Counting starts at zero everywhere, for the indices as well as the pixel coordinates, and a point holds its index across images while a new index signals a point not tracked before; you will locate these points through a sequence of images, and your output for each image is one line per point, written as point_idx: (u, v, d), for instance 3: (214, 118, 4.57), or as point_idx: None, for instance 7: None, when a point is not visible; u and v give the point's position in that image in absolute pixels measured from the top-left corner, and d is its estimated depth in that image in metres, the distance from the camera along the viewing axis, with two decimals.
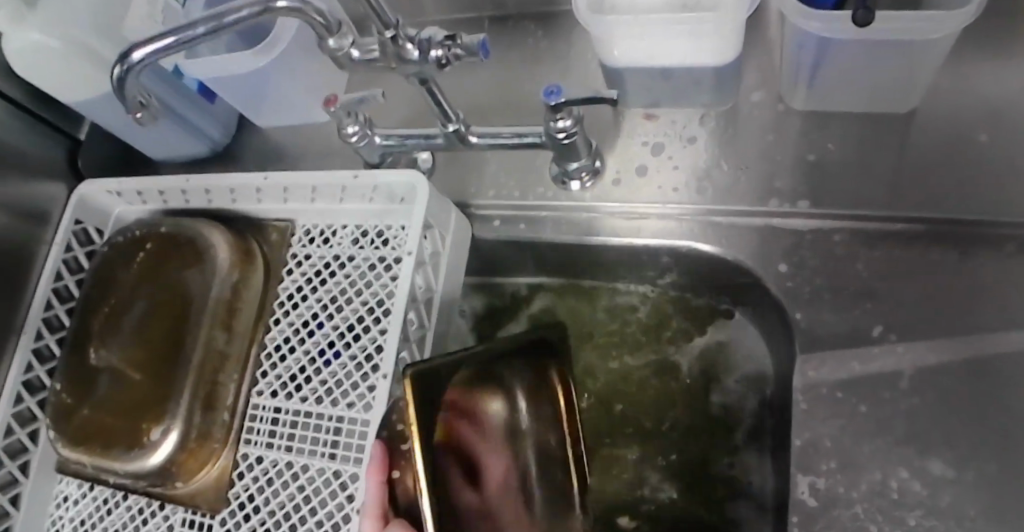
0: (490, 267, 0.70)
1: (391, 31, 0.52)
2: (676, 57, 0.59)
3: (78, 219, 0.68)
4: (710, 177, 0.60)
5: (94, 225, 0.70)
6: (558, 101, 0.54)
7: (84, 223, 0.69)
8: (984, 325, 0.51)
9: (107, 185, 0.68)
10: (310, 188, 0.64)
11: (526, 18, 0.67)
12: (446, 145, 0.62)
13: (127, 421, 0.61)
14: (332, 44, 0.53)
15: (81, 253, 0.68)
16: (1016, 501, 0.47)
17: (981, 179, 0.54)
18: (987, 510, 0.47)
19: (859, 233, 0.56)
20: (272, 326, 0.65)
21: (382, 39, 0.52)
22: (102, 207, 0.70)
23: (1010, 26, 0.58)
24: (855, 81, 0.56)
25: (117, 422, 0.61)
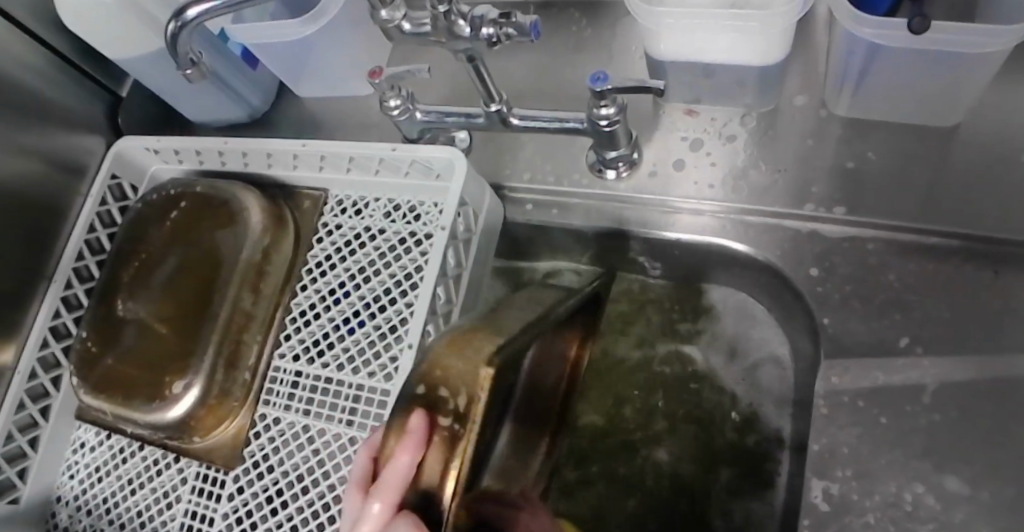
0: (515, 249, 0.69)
1: (445, 6, 0.53)
2: (724, 56, 0.57)
3: (114, 175, 0.70)
4: (746, 177, 0.59)
5: (129, 182, 0.72)
6: (604, 88, 0.53)
7: (120, 179, 0.71)
8: (1012, 346, 0.50)
9: (146, 142, 0.70)
10: (347, 157, 0.63)
11: (572, 7, 0.66)
12: (486, 125, 0.60)
13: (150, 374, 0.62)
14: (385, 14, 0.54)
15: (115, 207, 0.70)
16: None
17: (1021, 201, 0.53)
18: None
19: (894, 243, 0.55)
20: (299, 292, 0.65)
21: (435, 13, 0.53)
22: (138, 165, 0.71)
23: None
24: (904, 91, 0.55)
25: (140, 374, 0.63)
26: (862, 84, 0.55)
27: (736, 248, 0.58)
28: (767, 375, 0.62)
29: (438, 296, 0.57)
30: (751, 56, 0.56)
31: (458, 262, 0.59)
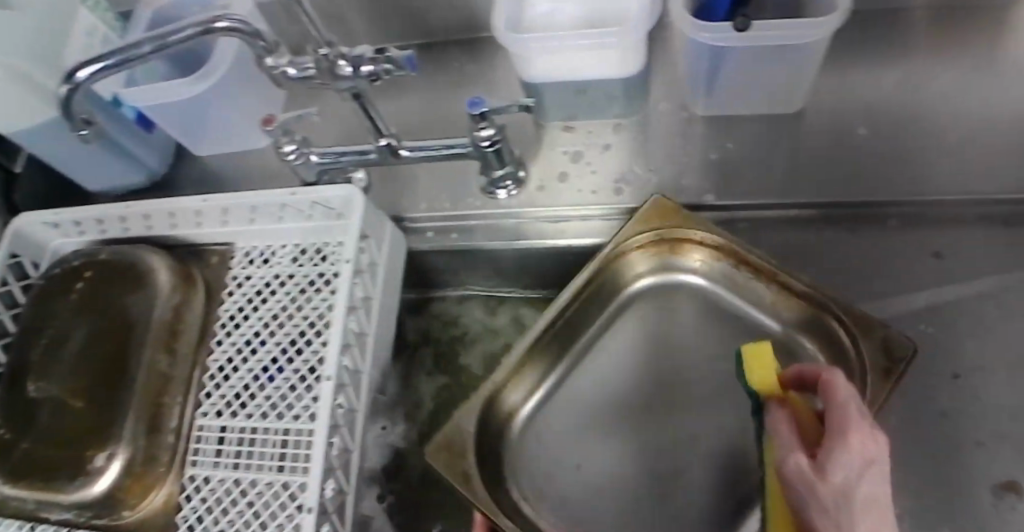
0: (425, 280, 0.71)
1: (325, 49, 0.55)
2: (591, 71, 0.62)
3: (14, 253, 0.69)
4: (625, 179, 0.64)
5: (30, 259, 0.71)
6: (481, 111, 0.58)
7: (21, 256, 0.70)
8: (868, 296, 0.57)
9: (45, 217, 0.69)
10: (249, 208, 0.65)
11: (451, 44, 0.71)
12: (379, 160, 0.63)
13: (70, 450, 0.60)
14: (269, 61, 0.56)
15: (16, 287, 0.68)
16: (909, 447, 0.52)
17: (863, 167, 0.60)
18: None
19: (761, 220, 0.61)
20: (215, 347, 0.65)
21: (317, 56, 0.55)
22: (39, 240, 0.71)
23: (878, 33, 0.64)
24: (748, 86, 0.61)
25: (60, 452, 0.61)
26: (713, 83, 0.62)
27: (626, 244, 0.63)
28: None
29: (351, 328, 0.59)
30: (614, 68, 0.62)
31: (367, 293, 0.61)
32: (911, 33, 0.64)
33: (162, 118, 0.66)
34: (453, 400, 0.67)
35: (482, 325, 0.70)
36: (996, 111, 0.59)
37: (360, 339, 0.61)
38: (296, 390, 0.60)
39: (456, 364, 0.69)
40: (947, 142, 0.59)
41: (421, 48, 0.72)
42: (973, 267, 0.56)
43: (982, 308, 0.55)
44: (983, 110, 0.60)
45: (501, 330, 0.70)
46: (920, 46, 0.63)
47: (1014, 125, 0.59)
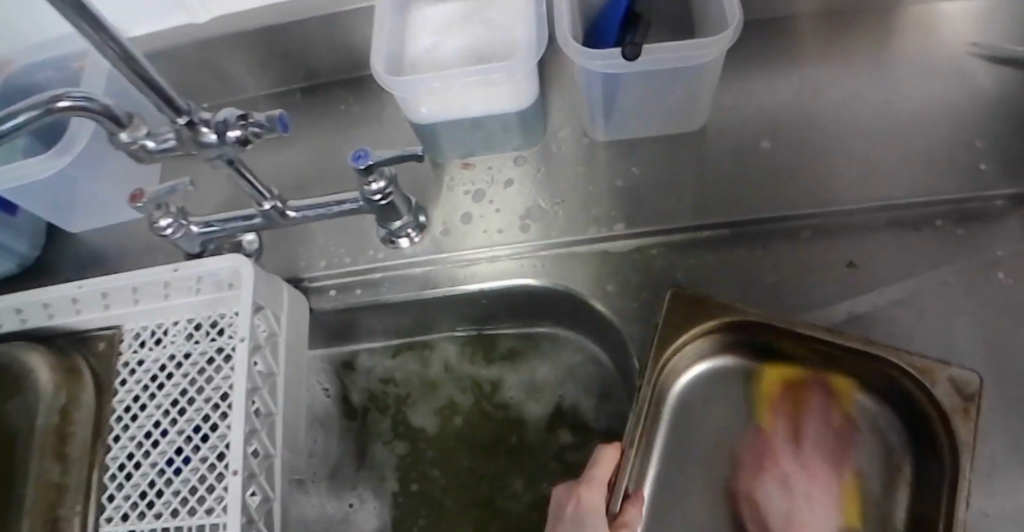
0: (335, 338, 0.67)
1: (183, 117, 0.51)
2: (484, 108, 0.59)
3: None
4: (531, 215, 0.62)
5: None
6: (367, 165, 0.54)
7: None
8: (791, 311, 0.55)
9: None
10: (131, 288, 0.60)
11: (338, 86, 0.67)
12: (267, 224, 0.59)
13: None
14: (124, 137, 0.50)
15: None
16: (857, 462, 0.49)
17: (769, 179, 0.58)
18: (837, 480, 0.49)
19: (674, 243, 0.59)
20: (112, 444, 0.57)
21: (175, 126, 0.50)
22: None
23: (767, 42, 0.64)
24: (646, 107, 0.59)
25: None
26: (609, 108, 0.59)
27: (538, 284, 0.60)
28: (607, 395, 0.62)
29: (255, 409, 0.54)
30: (507, 102, 0.59)
31: (268, 369, 0.57)
32: (799, 40, 0.63)
33: (27, 201, 0.60)
34: (380, 464, 0.63)
35: (402, 379, 0.66)
36: (894, 110, 0.58)
37: (268, 419, 0.56)
38: (208, 483, 0.54)
39: (378, 425, 0.65)
40: (850, 145, 0.58)
41: (305, 92, 0.67)
42: (889, 271, 0.55)
43: (904, 313, 0.54)
44: (881, 110, 0.59)
45: (421, 382, 0.66)
46: (811, 50, 0.62)
47: (912, 122, 0.58)
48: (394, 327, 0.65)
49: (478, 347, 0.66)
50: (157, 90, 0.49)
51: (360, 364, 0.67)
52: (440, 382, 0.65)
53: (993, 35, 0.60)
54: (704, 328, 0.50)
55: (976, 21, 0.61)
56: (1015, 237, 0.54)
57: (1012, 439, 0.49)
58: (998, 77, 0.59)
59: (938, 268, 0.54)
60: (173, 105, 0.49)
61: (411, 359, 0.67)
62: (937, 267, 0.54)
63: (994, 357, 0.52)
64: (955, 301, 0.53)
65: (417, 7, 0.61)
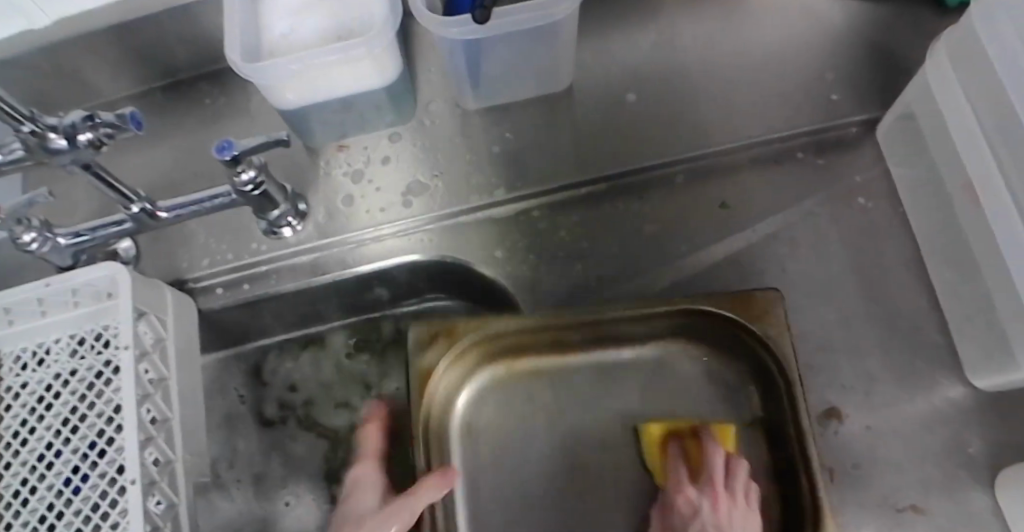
0: (233, 337, 0.66)
1: (26, 125, 0.47)
2: (350, 87, 0.59)
3: None
4: (412, 190, 0.61)
5: None
6: (233, 155, 0.52)
7: None
8: (669, 257, 0.57)
9: None
10: (4, 309, 0.59)
11: (201, 81, 0.66)
12: (139, 227, 0.57)
13: None
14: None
15: None
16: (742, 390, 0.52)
17: (638, 131, 0.59)
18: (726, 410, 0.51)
19: (553, 203, 0.60)
20: (4, 473, 0.56)
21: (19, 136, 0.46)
22: None
23: None
24: (510, 71, 0.59)
25: None
26: (476, 76, 0.59)
27: (426, 257, 0.60)
28: None
29: (147, 416, 0.53)
30: (374, 79, 0.59)
31: (155, 375, 0.55)
32: None
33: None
34: (289, 459, 0.63)
35: (307, 369, 0.66)
36: (752, 48, 0.60)
37: (164, 426, 0.55)
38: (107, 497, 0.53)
39: (286, 422, 0.65)
40: (712, 88, 0.59)
41: (167, 91, 0.66)
42: (758, 208, 0.57)
43: (775, 246, 0.56)
44: (739, 49, 0.60)
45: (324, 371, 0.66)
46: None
47: (769, 58, 0.59)
48: (291, 318, 0.65)
49: (380, 327, 0.67)
50: None
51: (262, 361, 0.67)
52: (345, 367, 0.66)
53: None
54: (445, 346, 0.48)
55: None
56: (870, 163, 0.56)
57: (878, 354, 0.52)
58: (845, 7, 0.60)
59: (803, 201, 0.56)
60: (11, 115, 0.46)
61: (312, 349, 0.67)
62: (802, 200, 0.56)
63: (858, 279, 0.54)
64: (821, 230, 0.56)
65: None
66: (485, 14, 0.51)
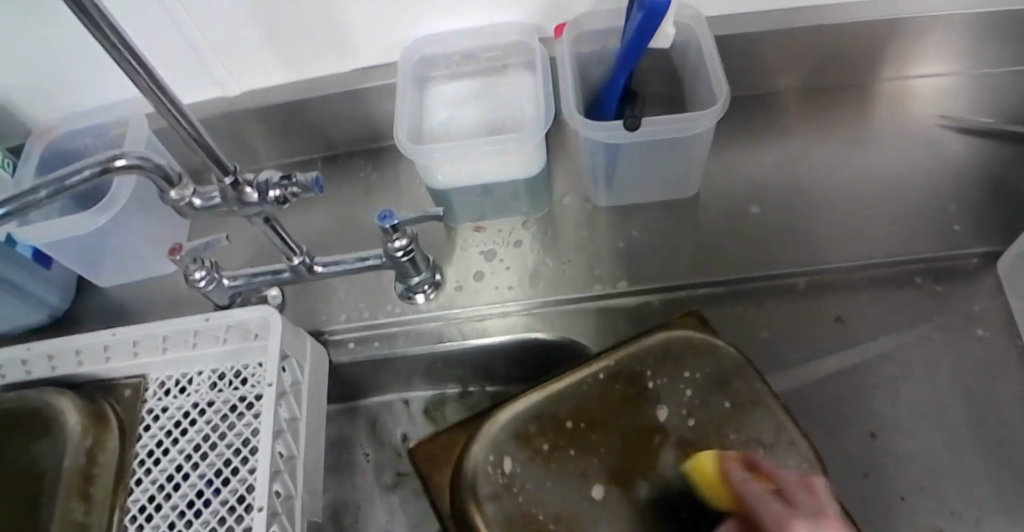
0: (349, 393, 0.70)
1: (230, 177, 0.55)
2: (498, 175, 0.65)
3: None
4: (539, 274, 0.66)
5: None
6: (391, 224, 0.58)
7: None
8: (786, 362, 0.58)
9: None
10: (160, 336, 0.64)
11: (356, 155, 0.74)
12: (294, 278, 0.64)
13: None
14: (174, 196, 0.54)
15: None
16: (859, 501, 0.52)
17: (759, 240, 0.63)
18: None
19: (671, 299, 0.63)
20: (133, 488, 0.59)
21: (222, 184, 0.54)
22: None
23: (749, 120, 0.71)
24: (642, 176, 0.65)
25: None
26: (611, 175, 0.65)
27: (546, 337, 0.64)
28: None
29: (277, 453, 0.56)
30: (518, 167, 0.64)
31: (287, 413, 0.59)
32: (780, 119, 0.70)
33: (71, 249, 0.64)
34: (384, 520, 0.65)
35: (413, 431, 0.69)
36: (867, 180, 0.65)
37: (290, 461, 0.58)
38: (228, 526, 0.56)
39: (387, 480, 0.67)
40: (832, 211, 0.64)
41: (324, 160, 0.74)
42: (875, 324, 0.59)
43: (889, 364, 0.57)
44: (855, 181, 0.65)
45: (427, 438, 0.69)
46: (790, 126, 0.70)
47: (884, 191, 0.64)
48: (409, 381, 0.68)
49: (485, 400, 0.70)
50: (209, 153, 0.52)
51: (372, 422, 0.70)
52: None
53: (954, 112, 0.68)
54: None
55: (939, 99, 0.69)
56: (987, 296, 0.58)
57: (1002, 489, 0.51)
58: (955, 158, 0.66)
59: (922, 324, 0.58)
60: (222, 169, 0.54)
61: (418, 416, 0.70)
62: (921, 323, 0.58)
63: (976, 408, 0.54)
64: (939, 355, 0.57)
65: (433, 83, 0.68)
66: (634, 122, 0.57)
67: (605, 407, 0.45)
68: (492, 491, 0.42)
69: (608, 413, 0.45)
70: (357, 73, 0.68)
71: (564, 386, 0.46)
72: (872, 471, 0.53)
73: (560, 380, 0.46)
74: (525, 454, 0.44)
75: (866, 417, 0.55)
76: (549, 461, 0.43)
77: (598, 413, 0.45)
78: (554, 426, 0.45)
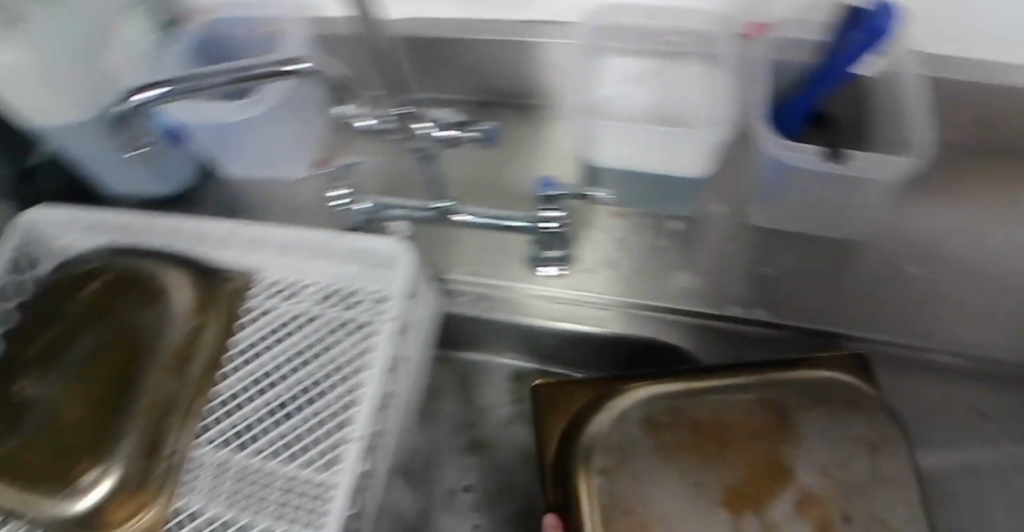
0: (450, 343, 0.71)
1: (406, 105, 0.51)
2: (664, 168, 0.61)
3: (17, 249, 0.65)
4: (671, 280, 0.64)
5: (31, 256, 0.65)
6: (553, 193, 0.57)
7: (20, 250, 0.64)
8: None
9: (56, 210, 0.65)
10: (281, 241, 0.61)
11: (506, 107, 0.73)
12: (432, 219, 0.62)
13: (60, 468, 0.50)
14: (342, 111, 0.51)
15: None
16: None
17: (911, 307, 0.60)
18: None
19: (805, 343, 0.60)
20: (226, 375, 0.56)
21: (396, 112, 0.51)
22: (47, 235, 0.66)
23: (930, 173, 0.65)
24: (806, 209, 0.61)
25: (47, 467, 0.51)
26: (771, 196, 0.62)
27: (665, 342, 0.62)
28: None
29: (384, 390, 0.54)
30: (676, 166, 0.60)
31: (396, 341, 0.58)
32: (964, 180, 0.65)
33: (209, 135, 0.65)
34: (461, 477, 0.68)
35: None
36: None
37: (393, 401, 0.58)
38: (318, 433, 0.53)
39: None
40: (998, 295, 0.60)
41: (474, 105, 0.73)
42: None
43: None
44: None
45: (514, 407, 0.72)
46: (972, 189, 0.64)
47: None
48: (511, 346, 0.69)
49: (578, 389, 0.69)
50: None
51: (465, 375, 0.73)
52: None
53: None
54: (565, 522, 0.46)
55: None
56: None
57: None
58: None
59: None
60: (399, 96, 0.50)
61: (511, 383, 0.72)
62: None
63: None
64: None
65: (605, 54, 0.62)
66: (837, 155, 0.54)
67: (737, 423, 0.49)
68: (607, 462, 0.48)
69: (748, 426, 0.49)
70: (530, 26, 0.66)
71: (708, 387, 0.51)
72: None
73: (710, 380, 0.51)
74: (652, 439, 0.49)
75: (979, 518, 0.54)
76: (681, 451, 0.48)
77: (736, 422, 0.49)
78: (686, 421, 0.49)
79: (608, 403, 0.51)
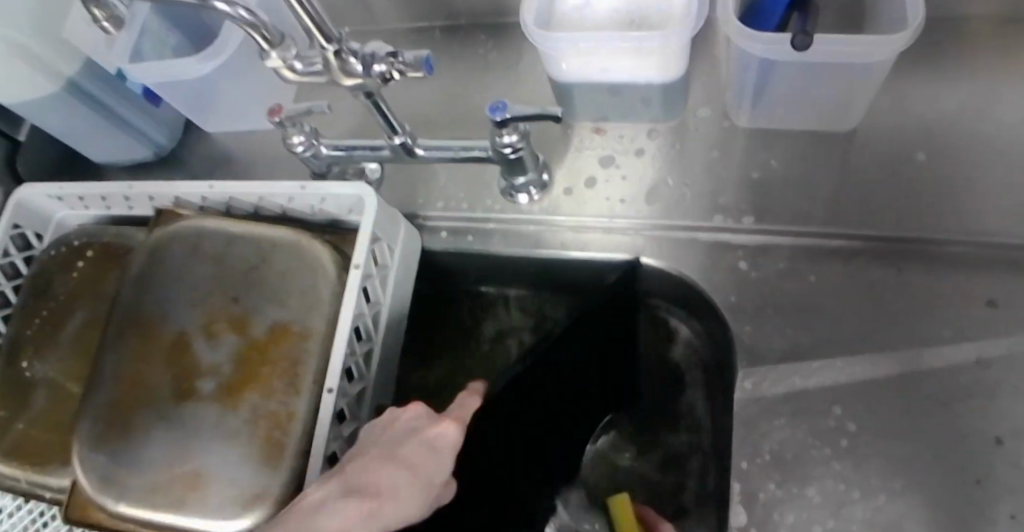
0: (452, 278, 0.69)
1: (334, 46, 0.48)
2: (633, 78, 0.57)
3: (16, 224, 0.67)
4: (656, 193, 0.60)
5: (33, 230, 0.70)
6: (504, 117, 0.52)
7: (22, 228, 0.68)
8: (917, 339, 0.53)
9: (48, 190, 0.67)
10: (257, 197, 0.62)
11: (477, 29, 0.70)
12: (392, 157, 0.60)
13: (57, 441, 0.62)
14: (269, 57, 0.49)
15: (19, 259, 0.68)
16: (967, 497, 0.48)
17: (916, 195, 0.56)
18: (931, 522, 0.48)
19: (802, 249, 0.57)
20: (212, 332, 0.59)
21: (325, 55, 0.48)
22: (40, 212, 0.69)
23: (929, 52, 0.61)
24: (792, 101, 0.57)
25: (49, 438, 0.62)
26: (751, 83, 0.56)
27: (654, 263, 0.60)
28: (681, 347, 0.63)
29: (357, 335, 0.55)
30: (664, 70, 0.56)
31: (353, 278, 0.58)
32: (972, 54, 0.60)
33: (191, 93, 0.67)
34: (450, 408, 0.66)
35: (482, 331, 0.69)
36: None
37: (366, 346, 0.57)
38: (285, 383, 0.54)
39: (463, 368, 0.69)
40: (1006, 175, 0.55)
41: (444, 30, 0.71)
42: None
43: None
44: None
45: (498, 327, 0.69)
46: (979, 57, 0.59)
47: None
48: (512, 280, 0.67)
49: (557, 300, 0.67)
50: (314, 17, 0.46)
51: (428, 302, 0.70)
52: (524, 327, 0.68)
53: None
54: (208, 320, 0.57)
55: None
56: None
57: None
58: None
59: None
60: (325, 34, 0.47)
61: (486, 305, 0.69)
62: None
63: None
64: None
65: None
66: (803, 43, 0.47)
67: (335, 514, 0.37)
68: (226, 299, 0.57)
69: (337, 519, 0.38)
70: None
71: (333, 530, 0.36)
72: (985, 480, 0.48)
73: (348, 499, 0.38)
74: (267, 288, 0.57)
75: (997, 418, 0.50)
76: (246, 296, 0.57)
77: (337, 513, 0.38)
78: (289, 280, 0.57)
79: (219, 287, 0.58)
